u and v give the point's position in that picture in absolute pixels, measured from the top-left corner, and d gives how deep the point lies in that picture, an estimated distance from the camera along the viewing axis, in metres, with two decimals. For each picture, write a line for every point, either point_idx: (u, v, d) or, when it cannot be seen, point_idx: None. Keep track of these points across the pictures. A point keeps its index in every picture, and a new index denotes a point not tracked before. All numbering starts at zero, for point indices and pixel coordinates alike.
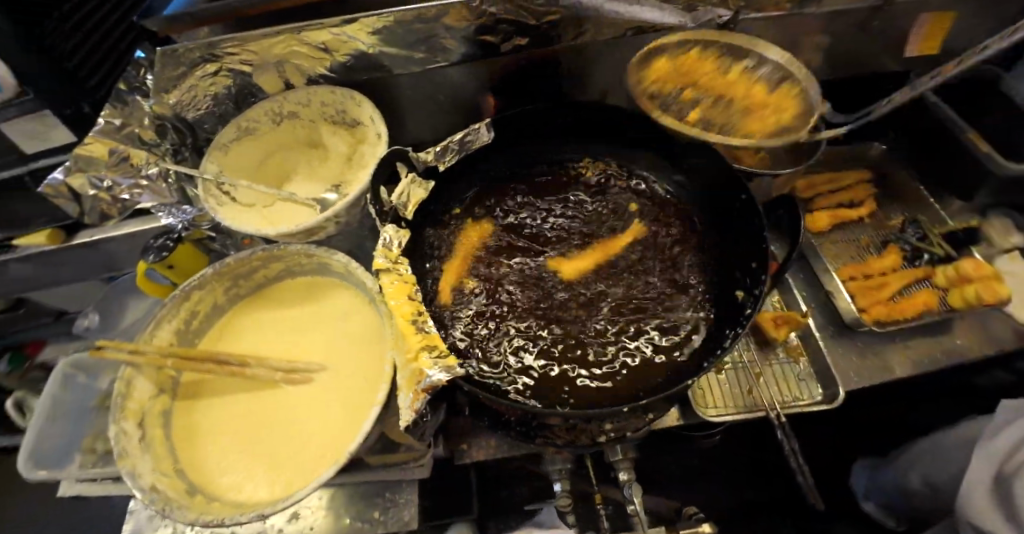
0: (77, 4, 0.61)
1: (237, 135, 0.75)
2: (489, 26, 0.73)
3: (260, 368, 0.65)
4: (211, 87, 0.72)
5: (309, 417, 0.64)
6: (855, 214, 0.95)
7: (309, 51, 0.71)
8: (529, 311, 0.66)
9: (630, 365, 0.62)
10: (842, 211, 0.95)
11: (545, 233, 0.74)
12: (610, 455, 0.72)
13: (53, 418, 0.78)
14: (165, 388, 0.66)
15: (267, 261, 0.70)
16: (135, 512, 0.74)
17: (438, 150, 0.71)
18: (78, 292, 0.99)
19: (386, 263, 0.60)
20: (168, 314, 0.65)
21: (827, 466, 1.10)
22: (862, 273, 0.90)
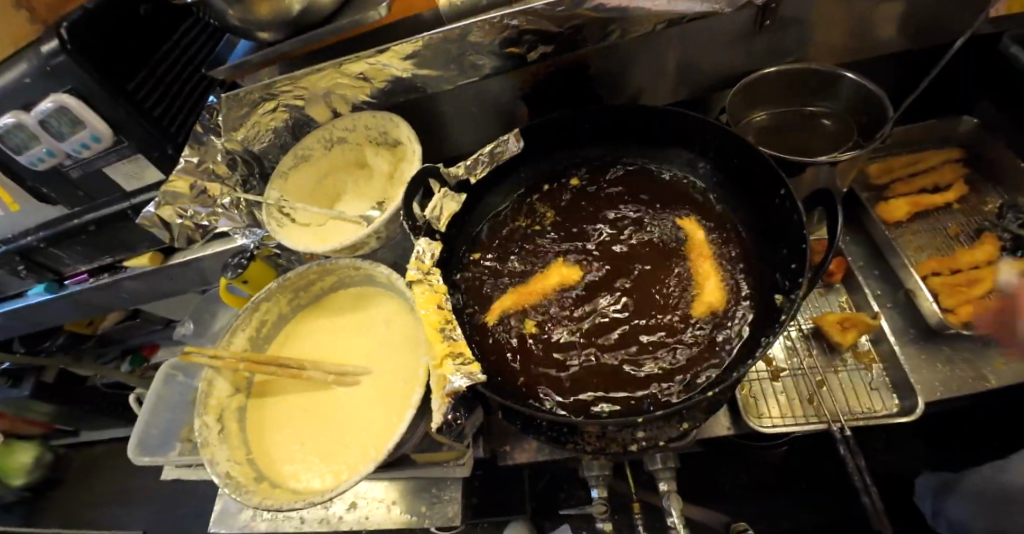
0: (155, 64, 0.72)
1: (294, 163, 0.83)
2: (514, 39, 0.75)
3: (315, 371, 0.72)
4: (271, 122, 0.81)
5: (357, 416, 0.70)
6: (939, 200, 0.86)
7: (352, 81, 0.78)
8: (559, 319, 0.67)
9: (659, 373, 0.60)
10: (924, 199, 0.86)
11: (574, 239, 0.74)
12: (650, 464, 0.71)
13: (157, 412, 0.92)
14: (241, 389, 0.75)
15: (321, 275, 0.77)
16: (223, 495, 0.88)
17: (469, 164, 0.73)
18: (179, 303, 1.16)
19: (417, 274, 0.64)
20: (242, 324, 0.74)
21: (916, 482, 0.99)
22: (947, 267, 0.80)
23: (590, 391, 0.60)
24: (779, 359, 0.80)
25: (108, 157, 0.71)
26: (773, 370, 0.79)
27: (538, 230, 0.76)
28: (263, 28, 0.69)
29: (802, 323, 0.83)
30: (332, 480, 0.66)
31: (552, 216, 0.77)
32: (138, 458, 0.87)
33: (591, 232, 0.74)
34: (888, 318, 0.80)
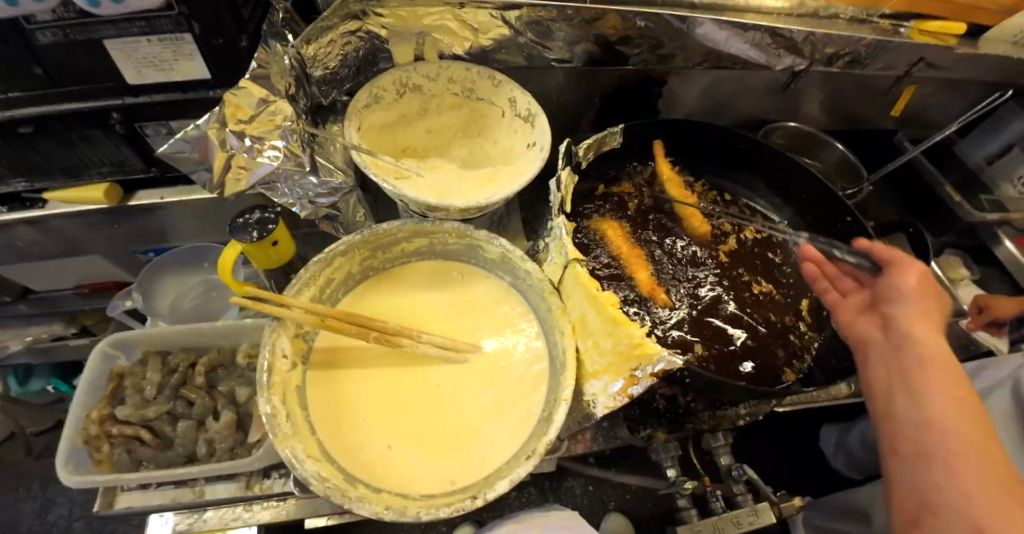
0: None
1: (367, 102, 0.68)
2: (627, 36, 0.77)
3: (415, 347, 0.60)
4: (346, 46, 0.66)
5: (469, 404, 0.60)
6: None
7: (459, 27, 0.70)
8: (677, 306, 0.69)
9: (772, 359, 0.67)
10: None
11: (670, 235, 0.78)
12: (711, 442, 0.79)
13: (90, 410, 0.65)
14: (298, 361, 0.59)
15: (413, 235, 0.66)
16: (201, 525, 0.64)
17: (585, 147, 0.72)
18: (79, 265, 0.83)
19: (572, 253, 0.60)
20: (310, 276, 0.60)
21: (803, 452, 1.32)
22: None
23: (725, 373, 0.64)
24: None
25: (128, 28, 0.49)
26: None
27: (635, 221, 0.78)
28: None
29: None
30: (453, 478, 0.55)
31: (645, 210, 0.79)
32: (64, 476, 0.59)
33: (681, 229, 0.78)
34: None
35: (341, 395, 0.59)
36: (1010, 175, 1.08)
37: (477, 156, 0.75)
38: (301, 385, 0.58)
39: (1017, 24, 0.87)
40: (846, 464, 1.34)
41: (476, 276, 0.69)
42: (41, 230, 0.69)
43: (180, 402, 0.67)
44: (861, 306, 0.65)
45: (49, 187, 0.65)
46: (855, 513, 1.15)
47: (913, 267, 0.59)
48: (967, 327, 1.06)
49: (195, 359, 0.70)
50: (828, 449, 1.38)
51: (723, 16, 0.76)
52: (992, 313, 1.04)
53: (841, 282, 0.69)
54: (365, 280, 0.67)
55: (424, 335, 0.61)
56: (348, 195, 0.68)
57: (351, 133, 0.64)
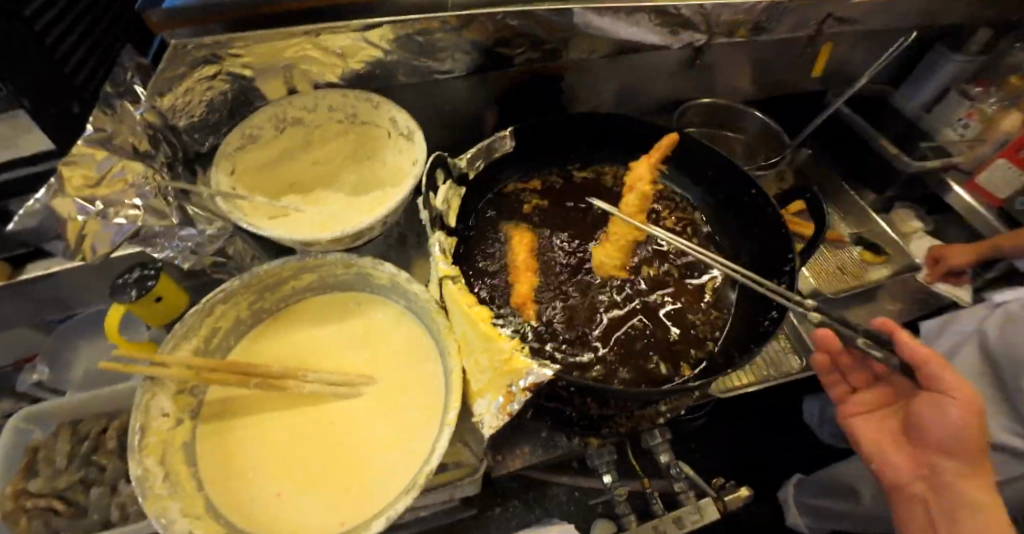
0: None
1: (241, 143, 0.67)
2: (505, 38, 0.75)
3: (302, 385, 0.59)
4: (208, 92, 0.65)
5: (363, 437, 0.59)
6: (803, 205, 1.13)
7: (324, 56, 0.68)
8: (580, 305, 0.66)
9: (680, 352, 0.64)
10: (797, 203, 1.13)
11: (575, 233, 0.75)
12: (648, 441, 0.77)
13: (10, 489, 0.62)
14: (185, 416, 0.58)
15: (298, 271, 0.66)
16: None
17: (470, 156, 0.70)
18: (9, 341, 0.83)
19: (450, 269, 0.58)
20: (189, 330, 0.59)
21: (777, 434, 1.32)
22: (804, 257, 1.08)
23: (625, 371, 0.61)
24: None
25: None
26: None
27: (539, 223, 0.76)
28: None
29: None
30: (343, 517, 0.54)
31: (549, 211, 0.77)
32: None
33: (588, 226, 0.76)
34: None
35: (230, 445, 0.58)
36: (950, 119, 1.03)
37: (366, 182, 0.73)
38: (190, 440, 0.57)
39: None
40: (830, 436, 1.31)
41: (374, 304, 0.68)
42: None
43: (91, 469, 0.65)
44: (870, 402, 0.80)
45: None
46: (840, 488, 1.10)
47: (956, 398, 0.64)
48: (925, 282, 1.04)
49: (104, 423, 0.67)
50: (811, 422, 1.35)
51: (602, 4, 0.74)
52: (948, 264, 1.01)
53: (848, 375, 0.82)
54: (258, 324, 0.67)
55: (310, 374, 0.60)
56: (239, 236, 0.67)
57: (223, 180, 0.63)
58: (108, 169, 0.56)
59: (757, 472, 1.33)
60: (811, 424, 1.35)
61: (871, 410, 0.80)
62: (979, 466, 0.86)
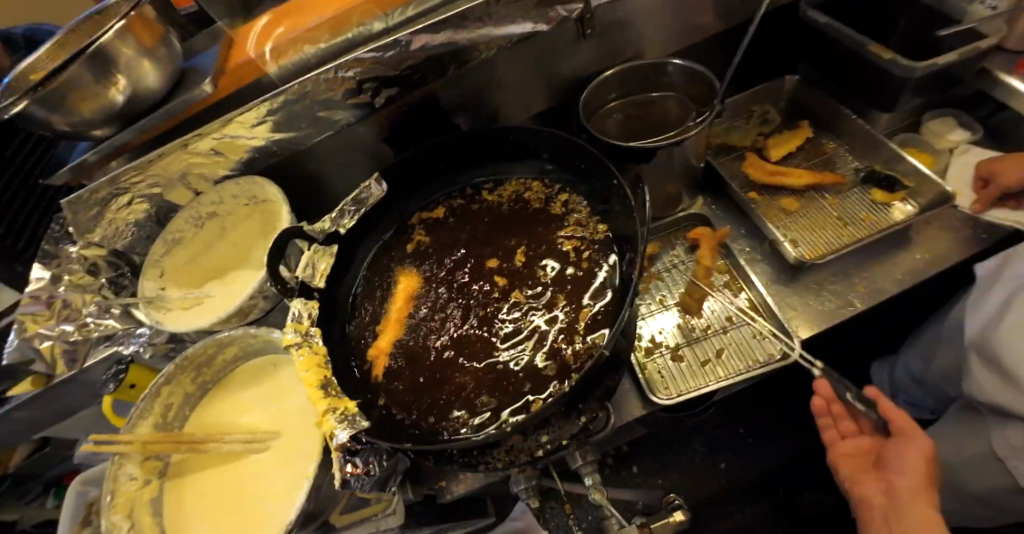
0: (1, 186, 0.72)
1: (166, 249, 0.82)
2: (356, 89, 0.77)
3: (223, 445, 0.71)
4: (130, 215, 0.78)
5: (268, 489, 0.68)
6: (794, 144, 0.94)
7: (207, 158, 0.78)
8: (453, 343, 0.69)
9: (544, 375, 0.62)
10: (784, 145, 0.94)
11: (456, 264, 0.77)
12: (574, 462, 0.72)
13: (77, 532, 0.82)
14: (153, 477, 0.74)
15: (220, 348, 0.77)
16: None
17: (334, 215, 0.75)
18: None
19: (295, 337, 0.64)
20: (144, 411, 0.74)
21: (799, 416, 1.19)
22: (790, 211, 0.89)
23: (477, 404, 0.62)
24: (676, 333, 0.85)
25: None
26: (674, 347, 0.84)
27: (424, 260, 0.78)
28: (92, 126, 0.67)
29: (692, 293, 0.89)
30: None
31: (435, 245, 0.79)
32: None
33: (476, 254, 0.77)
34: (757, 265, 0.88)
35: (183, 498, 0.72)
36: None
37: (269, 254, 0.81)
38: (157, 494, 0.73)
39: None
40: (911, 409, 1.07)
41: (285, 364, 0.77)
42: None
43: None
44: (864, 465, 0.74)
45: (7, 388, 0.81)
46: None
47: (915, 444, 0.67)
48: (971, 213, 0.80)
49: None
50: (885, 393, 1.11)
51: (433, 23, 0.71)
52: (997, 185, 0.76)
53: (841, 418, 0.79)
54: (208, 393, 0.80)
55: (227, 435, 0.71)
56: (179, 338, 0.79)
57: (149, 285, 0.78)
58: (56, 303, 0.73)
59: (813, 455, 1.15)
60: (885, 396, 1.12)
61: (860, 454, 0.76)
62: None
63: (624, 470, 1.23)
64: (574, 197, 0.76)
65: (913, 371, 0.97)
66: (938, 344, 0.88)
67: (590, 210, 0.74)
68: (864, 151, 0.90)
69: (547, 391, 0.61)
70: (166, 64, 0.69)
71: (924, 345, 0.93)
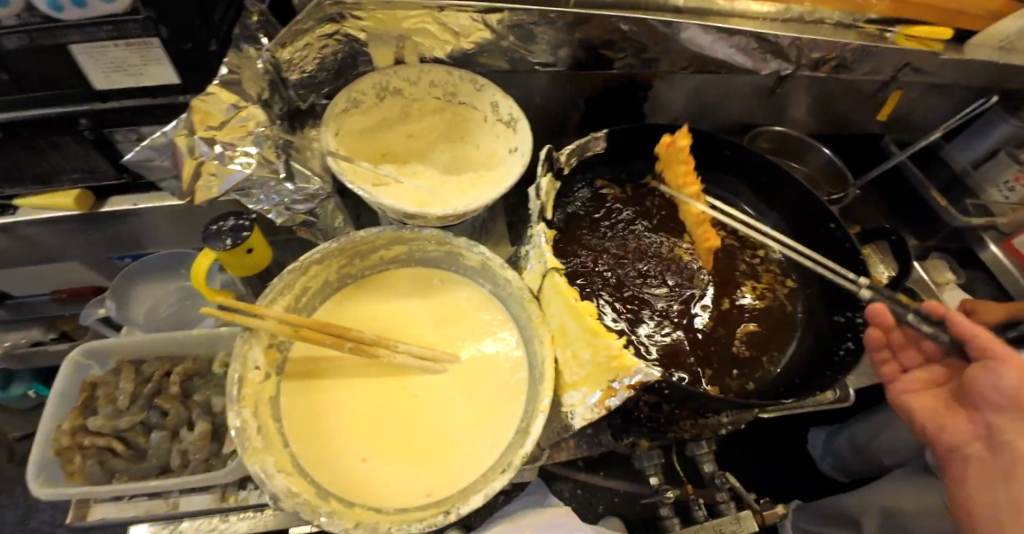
0: None
1: (346, 106, 0.67)
2: (610, 42, 0.76)
3: (392, 353, 0.59)
4: (322, 49, 0.65)
5: (445, 416, 0.59)
6: None
7: (439, 30, 0.68)
8: (660, 315, 0.69)
9: (755, 367, 0.68)
10: None
11: (656, 241, 0.76)
12: (695, 450, 0.79)
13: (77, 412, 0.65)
14: (274, 370, 0.58)
15: (392, 242, 0.65)
16: (188, 509, 0.64)
17: (567, 153, 0.71)
18: (63, 275, 0.85)
19: (555, 261, 0.58)
20: (284, 286, 0.59)
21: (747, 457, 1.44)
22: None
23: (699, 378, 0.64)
24: None
25: (95, 32, 0.48)
26: None
27: (623, 227, 0.77)
28: None
29: None
30: (426, 488, 0.54)
31: (629, 213, 0.79)
32: (42, 489, 0.59)
33: (671, 239, 0.77)
34: None
35: (315, 406, 0.58)
36: None
37: (459, 161, 0.73)
38: (276, 394, 0.57)
39: (1005, 30, 0.87)
40: (832, 468, 1.36)
41: (458, 285, 0.68)
42: (12, 237, 0.68)
43: (154, 412, 0.66)
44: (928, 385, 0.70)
45: (21, 193, 0.64)
46: (838, 516, 1.16)
47: (1010, 363, 0.58)
48: None
49: (168, 368, 0.68)
50: (815, 452, 1.39)
51: (708, 21, 0.76)
52: (980, 316, 1.02)
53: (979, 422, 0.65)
54: (344, 287, 0.66)
55: (401, 345, 0.60)
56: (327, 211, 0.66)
57: (327, 140, 0.63)
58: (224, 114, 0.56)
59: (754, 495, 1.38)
60: (814, 455, 1.40)
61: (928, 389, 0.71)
62: None
63: None
64: (766, 229, 0.83)
65: (859, 437, 1.25)
66: (895, 420, 1.16)
67: (780, 242, 0.82)
68: None
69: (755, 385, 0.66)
70: None
71: (876, 421, 1.22)
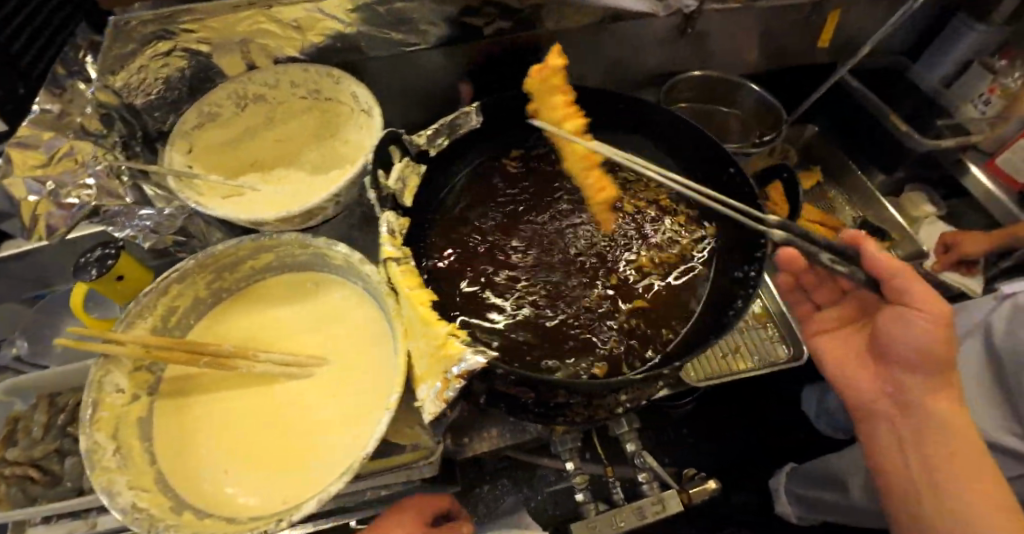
0: None
1: (199, 120, 0.66)
2: (471, 8, 0.72)
3: (254, 362, 0.60)
4: (163, 69, 0.64)
5: (308, 420, 0.58)
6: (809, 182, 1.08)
7: (280, 28, 0.66)
8: (547, 292, 0.65)
9: (646, 333, 0.63)
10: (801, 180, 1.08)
11: (543, 214, 0.73)
12: (616, 429, 0.75)
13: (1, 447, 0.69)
14: (142, 391, 0.59)
15: (256, 252, 0.65)
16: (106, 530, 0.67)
17: (429, 133, 0.68)
18: None
19: (396, 250, 0.56)
20: (145, 309, 0.60)
21: (739, 423, 1.38)
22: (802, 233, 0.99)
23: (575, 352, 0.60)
24: None
25: None
26: None
27: (509, 203, 0.74)
28: None
29: None
30: (282, 495, 0.54)
31: (516, 188, 0.75)
32: None
33: (561, 210, 0.74)
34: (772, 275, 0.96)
35: (185, 421, 0.59)
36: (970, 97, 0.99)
37: (330, 159, 0.71)
38: (145, 414, 0.59)
39: None
40: (829, 426, 1.27)
41: (332, 286, 0.67)
42: None
43: (67, 439, 0.69)
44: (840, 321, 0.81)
45: None
46: (825, 480, 1.08)
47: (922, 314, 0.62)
48: (933, 270, 0.98)
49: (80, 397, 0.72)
50: (809, 411, 1.31)
51: None
52: (957, 251, 0.96)
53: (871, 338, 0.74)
54: (220, 302, 0.67)
55: (262, 354, 0.60)
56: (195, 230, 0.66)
57: (175, 159, 0.63)
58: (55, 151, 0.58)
59: (747, 464, 1.33)
60: (810, 415, 1.31)
61: (837, 328, 0.81)
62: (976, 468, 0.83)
63: None
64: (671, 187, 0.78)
65: None
66: None
67: (684, 200, 0.77)
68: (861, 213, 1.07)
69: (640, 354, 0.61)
70: None
71: None
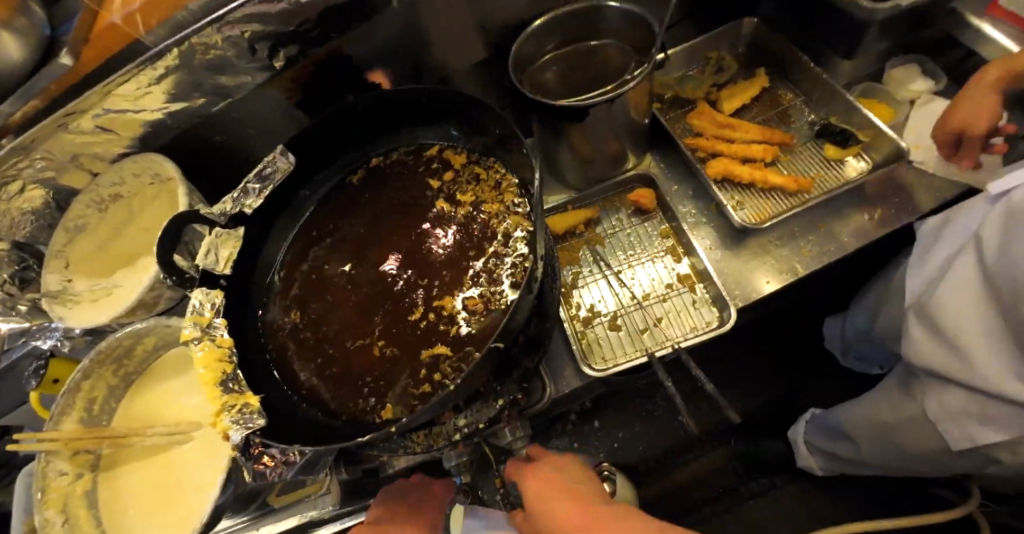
0: None
1: (67, 238, 0.76)
2: (251, 50, 0.68)
3: (147, 437, 0.71)
4: (24, 204, 0.72)
5: (195, 477, 0.69)
6: (752, 92, 0.89)
7: (95, 137, 0.70)
8: (367, 329, 0.65)
9: (456, 351, 0.60)
10: (742, 92, 0.89)
11: (374, 239, 0.72)
12: (503, 439, 0.73)
13: None
14: (85, 470, 0.72)
15: (136, 341, 0.75)
16: None
17: (236, 194, 0.68)
18: None
19: (194, 332, 0.59)
20: (65, 407, 0.72)
21: (754, 364, 1.26)
22: (737, 163, 0.83)
23: (381, 387, 0.60)
24: (615, 303, 0.83)
25: None
26: (612, 316, 0.82)
27: (345, 236, 0.73)
28: None
29: (635, 259, 0.86)
30: None
31: (351, 212, 0.75)
32: None
33: (390, 230, 0.72)
34: (701, 227, 0.85)
35: (115, 489, 0.72)
36: None
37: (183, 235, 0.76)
38: (91, 488, 0.72)
39: None
40: (858, 360, 1.08)
41: None
42: None
43: None
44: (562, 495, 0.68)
45: None
46: (835, 430, 0.94)
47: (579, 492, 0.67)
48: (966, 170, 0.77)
49: None
50: (834, 347, 1.12)
51: None
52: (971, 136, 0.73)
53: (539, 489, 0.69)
54: (135, 382, 0.79)
55: (151, 429, 0.71)
56: (98, 330, 0.77)
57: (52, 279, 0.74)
58: None
59: (767, 409, 1.22)
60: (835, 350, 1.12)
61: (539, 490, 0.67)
62: (978, 420, 0.65)
63: (586, 425, 1.30)
64: (500, 171, 0.70)
65: (860, 328, 0.96)
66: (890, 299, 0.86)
67: (511, 181, 0.68)
68: (828, 116, 0.86)
69: (447, 374, 0.58)
70: (25, 31, 0.60)
71: (873, 301, 0.92)
